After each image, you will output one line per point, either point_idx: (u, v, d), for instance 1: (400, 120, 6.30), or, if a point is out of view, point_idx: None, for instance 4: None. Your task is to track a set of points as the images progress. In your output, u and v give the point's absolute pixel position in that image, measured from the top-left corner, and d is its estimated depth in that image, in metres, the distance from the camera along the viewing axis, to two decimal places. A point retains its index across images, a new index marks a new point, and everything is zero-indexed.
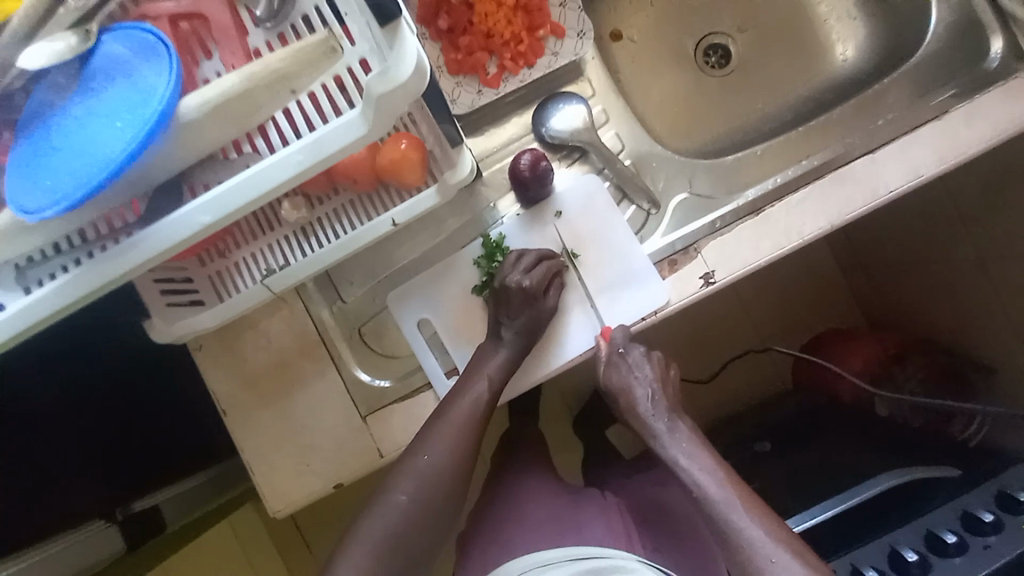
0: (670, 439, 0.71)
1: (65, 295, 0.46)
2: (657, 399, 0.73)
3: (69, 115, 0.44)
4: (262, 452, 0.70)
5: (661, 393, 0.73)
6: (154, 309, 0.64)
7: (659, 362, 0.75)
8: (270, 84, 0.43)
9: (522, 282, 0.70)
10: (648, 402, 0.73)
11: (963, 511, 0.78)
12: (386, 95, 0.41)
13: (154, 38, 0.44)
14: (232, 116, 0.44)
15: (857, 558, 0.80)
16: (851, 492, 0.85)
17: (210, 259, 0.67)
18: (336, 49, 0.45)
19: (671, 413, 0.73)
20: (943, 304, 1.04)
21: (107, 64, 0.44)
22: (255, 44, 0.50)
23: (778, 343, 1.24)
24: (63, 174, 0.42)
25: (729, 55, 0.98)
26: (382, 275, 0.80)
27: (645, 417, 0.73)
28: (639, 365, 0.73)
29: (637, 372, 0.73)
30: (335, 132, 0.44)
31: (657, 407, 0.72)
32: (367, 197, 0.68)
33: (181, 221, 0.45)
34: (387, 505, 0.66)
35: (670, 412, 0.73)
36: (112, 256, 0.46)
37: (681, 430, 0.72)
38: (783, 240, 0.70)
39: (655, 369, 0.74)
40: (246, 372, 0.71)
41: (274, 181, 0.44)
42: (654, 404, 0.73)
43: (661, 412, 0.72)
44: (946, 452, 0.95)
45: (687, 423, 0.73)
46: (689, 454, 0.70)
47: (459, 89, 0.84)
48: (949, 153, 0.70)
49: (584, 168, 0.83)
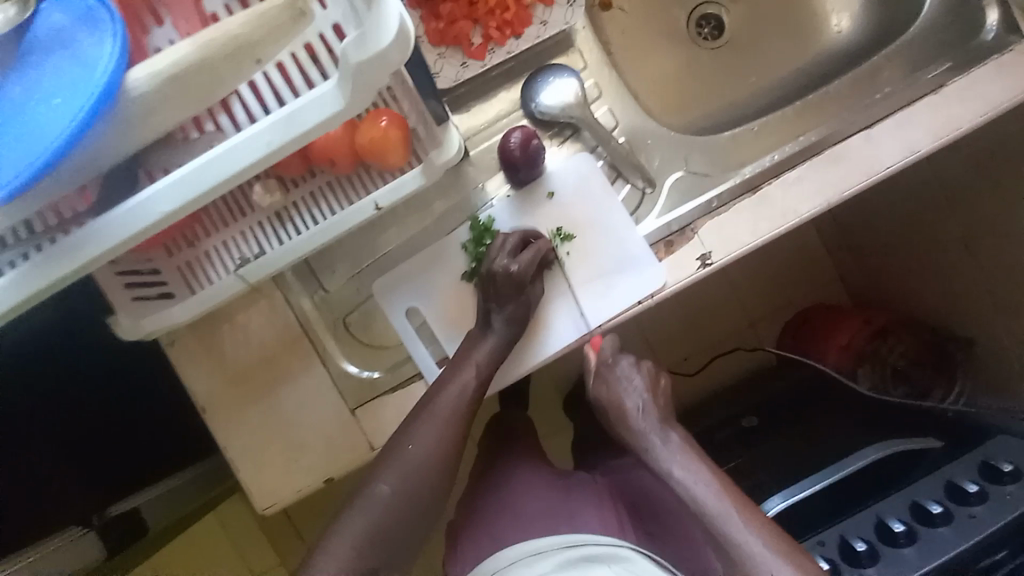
0: (664, 450, 0.71)
1: (11, 295, 0.41)
2: (648, 410, 0.74)
3: (2, 92, 0.38)
4: (245, 451, 0.67)
5: (652, 402, 0.75)
6: (118, 304, 0.60)
7: (649, 373, 0.77)
8: (230, 53, 0.38)
9: (510, 266, 0.67)
10: (640, 413, 0.74)
11: (948, 483, 0.80)
12: (365, 66, 0.37)
13: (95, 1, 0.38)
14: (187, 90, 0.39)
15: (846, 529, 0.82)
16: (838, 466, 0.85)
17: (178, 249, 0.62)
18: (305, 13, 0.40)
19: (662, 422, 0.74)
20: (926, 282, 1.05)
21: (44, 34, 0.39)
22: (212, 9, 0.44)
23: (766, 322, 1.24)
24: (1, 159, 0.37)
25: (722, 26, 0.95)
26: (366, 263, 0.76)
27: (638, 430, 0.73)
28: (628, 375, 0.76)
29: (628, 383, 0.76)
30: (307, 107, 0.39)
31: (649, 416, 0.73)
32: (346, 178, 0.64)
33: (137, 210, 0.40)
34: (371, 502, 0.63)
35: (662, 424, 0.73)
36: (64, 250, 0.41)
37: (673, 440, 0.72)
38: (780, 220, 0.68)
39: (645, 379, 0.76)
40: (226, 369, 0.67)
41: (242, 164, 0.40)
42: (645, 414, 0.74)
43: (653, 422, 0.73)
44: (932, 428, 0.95)
45: (678, 432, 0.74)
46: (684, 465, 0.70)
47: (442, 62, 0.78)
48: (945, 128, 0.68)
49: (577, 146, 0.80)
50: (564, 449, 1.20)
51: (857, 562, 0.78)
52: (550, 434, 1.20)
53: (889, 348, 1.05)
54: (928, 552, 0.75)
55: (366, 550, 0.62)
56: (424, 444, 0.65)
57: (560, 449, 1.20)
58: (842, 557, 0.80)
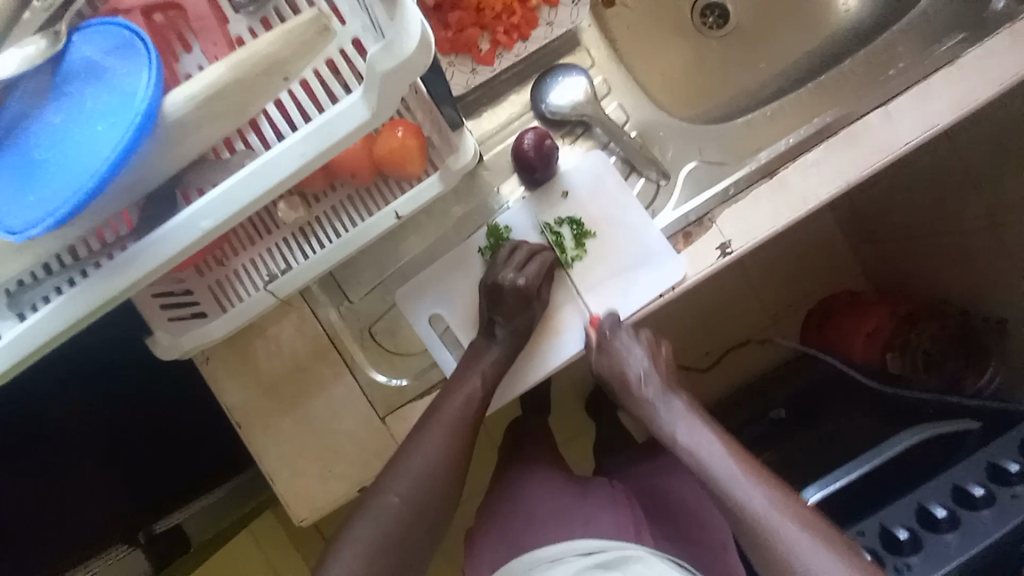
0: (667, 413, 0.72)
1: (63, 317, 0.43)
2: (650, 376, 0.73)
3: (45, 124, 0.41)
4: (280, 461, 0.68)
5: (654, 368, 0.73)
6: (155, 325, 0.61)
7: (649, 340, 0.75)
8: (261, 71, 0.40)
9: (516, 279, 0.67)
10: (641, 380, 0.73)
11: (989, 464, 0.77)
12: (393, 72, 0.39)
13: (129, 32, 0.40)
14: (220, 111, 0.41)
15: (887, 518, 0.79)
16: (875, 452, 0.83)
17: (208, 269, 0.65)
18: (328, 28, 0.42)
19: (665, 389, 0.73)
20: (949, 259, 1.02)
21: (80, 66, 0.41)
22: (237, 32, 0.47)
23: (789, 309, 1.23)
24: (48, 188, 0.39)
25: (726, 15, 0.95)
26: (389, 272, 0.77)
27: (639, 396, 0.73)
28: (630, 346, 0.71)
29: (631, 352, 0.71)
30: (336, 118, 0.41)
31: (650, 383, 0.73)
32: (366, 190, 0.65)
33: (180, 228, 0.42)
34: (395, 503, 0.63)
35: (665, 387, 0.73)
36: (110, 271, 0.43)
37: (676, 406, 0.72)
38: (800, 205, 0.67)
39: (645, 347, 0.73)
40: (259, 382, 0.68)
41: (277, 177, 0.41)
42: (647, 381, 0.73)
43: (655, 389, 0.73)
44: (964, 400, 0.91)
45: (684, 399, 0.73)
46: (691, 432, 0.69)
47: (453, 70, 0.79)
48: (963, 102, 0.67)
49: (589, 143, 0.80)
50: (587, 450, 1.19)
51: (899, 550, 0.75)
52: (572, 435, 1.20)
53: (918, 333, 1.02)
54: (972, 540, 0.73)
55: (397, 558, 0.62)
56: (452, 444, 0.66)
57: (585, 450, 1.19)
58: (883, 545, 0.77)
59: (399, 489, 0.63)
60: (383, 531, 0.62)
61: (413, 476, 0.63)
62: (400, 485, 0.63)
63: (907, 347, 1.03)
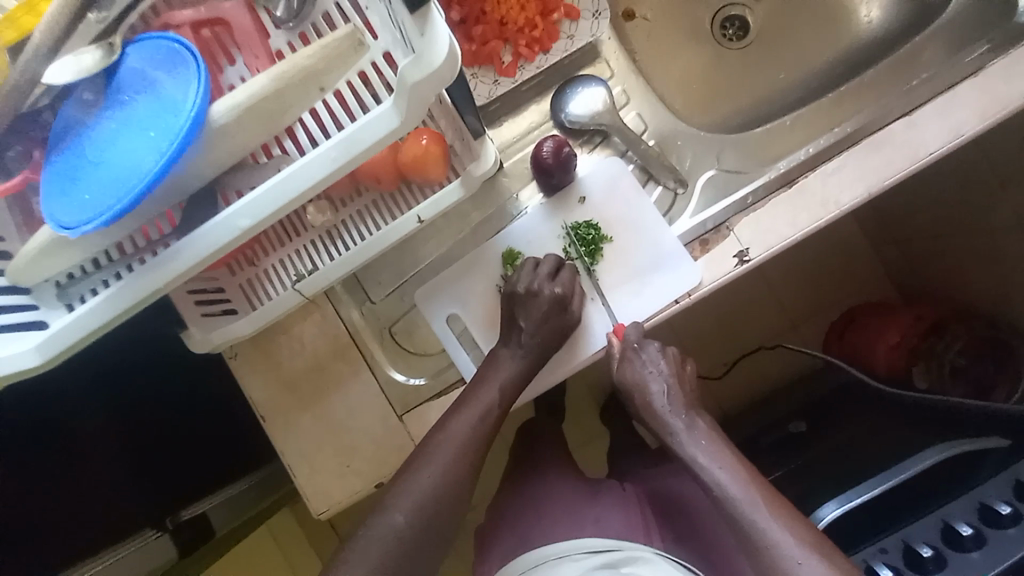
0: (689, 436, 0.71)
1: (109, 309, 0.46)
2: (673, 394, 0.73)
3: (99, 129, 0.44)
4: (301, 455, 0.70)
5: (677, 388, 0.74)
6: (189, 320, 0.64)
7: (674, 357, 0.76)
8: (300, 83, 0.43)
9: (552, 289, 0.69)
10: (665, 398, 0.73)
11: (1016, 481, 0.75)
12: (420, 82, 0.41)
13: (179, 45, 0.43)
14: (261, 119, 0.44)
15: (910, 534, 0.77)
16: (897, 468, 0.80)
17: (239, 268, 0.68)
18: (363, 43, 0.45)
19: (688, 410, 0.73)
20: (977, 270, 0.99)
21: (133, 76, 0.44)
22: (277, 46, 0.51)
23: (809, 320, 1.21)
24: (101, 187, 0.43)
25: (746, 26, 0.95)
26: (409, 274, 0.80)
27: (663, 413, 0.73)
28: (654, 360, 0.73)
29: (653, 367, 0.73)
30: (367, 126, 0.43)
31: (673, 402, 0.73)
32: (390, 196, 0.68)
33: (220, 227, 0.45)
34: (398, 518, 0.63)
35: (688, 409, 0.73)
36: (153, 267, 0.46)
37: (699, 426, 0.72)
38: (820, 212, 0.67)
39: (670, 364, 0.74)
40: (284, 378, 0.71)
41: (308, 181, 0.44)
42: (670, 400, 0.73)
43: (677, 411, 0.73)
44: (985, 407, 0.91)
45: (705, 420, 0.73)
46: (709, 453, 0.70)
47: (476, 81, 0.82)
48: (990, 110, 0.66)
49: (607, 151, 0.82)
50: (600, 457, 1.19)
51: (922, 568, 0.73)
52: (585, 442, 1.19)
53: (944, 343, 1.01)
54: (999, 556, 0.71)
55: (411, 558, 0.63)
56: (466, 446, 0.66)
57: (598, 457, 1.19)
58: (908, 563, 0.75)
59: (413, 491, 0.64)
60: (398, 529, 0.63)
61: (428, 475, 0.65)
62: (415, 482, 0.64)
63: (934, 358, 1.02)
